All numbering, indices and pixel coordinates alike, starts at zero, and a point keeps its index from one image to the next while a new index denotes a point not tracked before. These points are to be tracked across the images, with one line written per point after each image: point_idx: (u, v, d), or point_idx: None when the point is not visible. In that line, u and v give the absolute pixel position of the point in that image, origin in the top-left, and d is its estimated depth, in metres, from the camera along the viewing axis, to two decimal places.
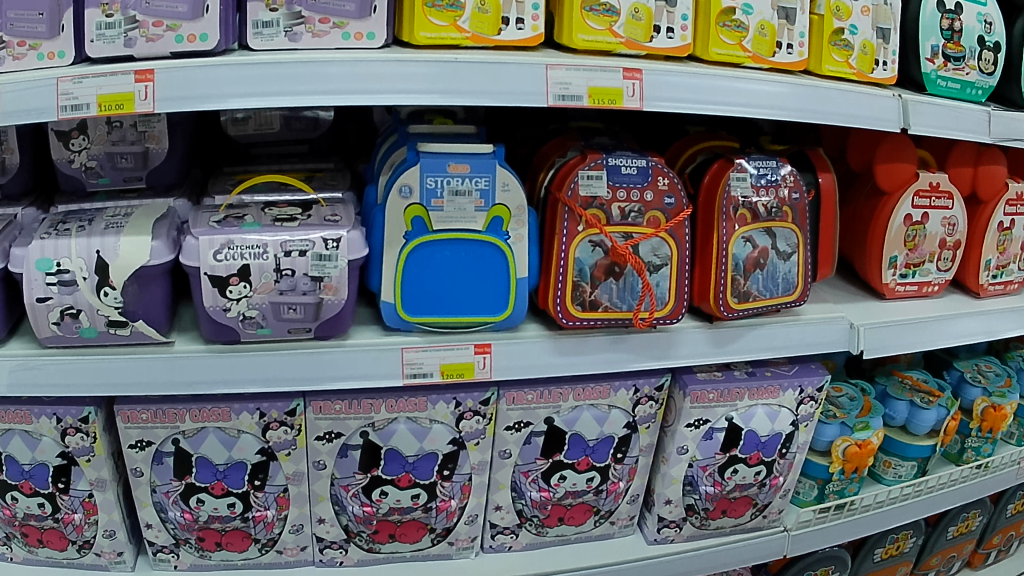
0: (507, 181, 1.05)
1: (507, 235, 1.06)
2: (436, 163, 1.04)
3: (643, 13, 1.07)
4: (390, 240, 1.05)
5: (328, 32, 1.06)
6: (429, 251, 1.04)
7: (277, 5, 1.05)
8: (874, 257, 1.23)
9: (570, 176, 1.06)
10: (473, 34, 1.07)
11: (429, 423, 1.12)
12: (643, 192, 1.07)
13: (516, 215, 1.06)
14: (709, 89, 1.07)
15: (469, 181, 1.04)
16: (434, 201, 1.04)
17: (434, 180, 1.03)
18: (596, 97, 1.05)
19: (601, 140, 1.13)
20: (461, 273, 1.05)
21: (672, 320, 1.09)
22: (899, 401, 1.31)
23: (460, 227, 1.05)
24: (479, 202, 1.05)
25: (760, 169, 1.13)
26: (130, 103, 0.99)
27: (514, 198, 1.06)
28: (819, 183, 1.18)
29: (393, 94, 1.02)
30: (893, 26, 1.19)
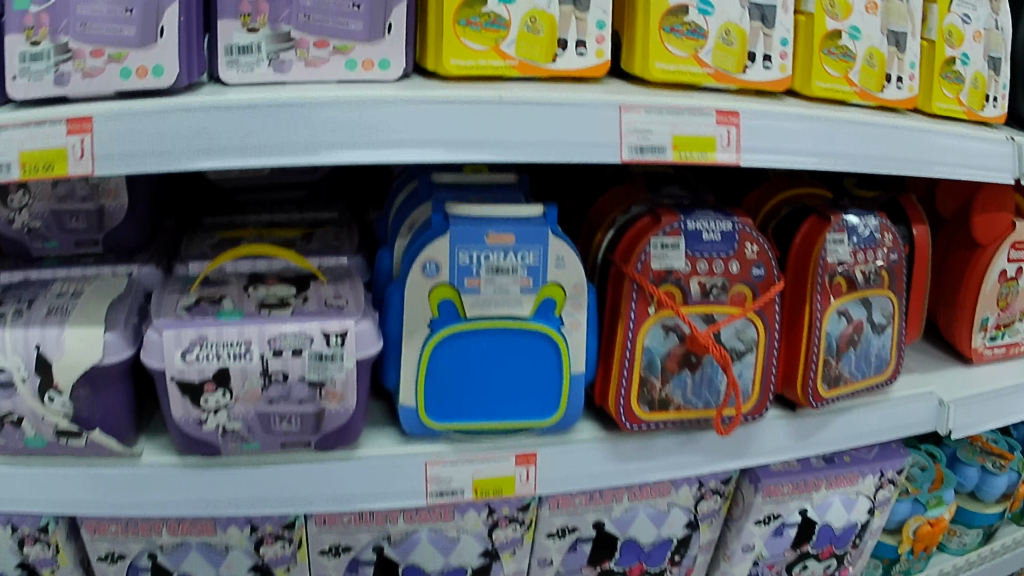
0: (561, 255, 0.84)
1: (559, 322, 0.86)
2: (473, 234, 0.82)
3: (736, 35, 0.86)
4: (410, 331, 0.84)
5: (328, 59, 0.82)
6: (459, 343, 0.84)
7: (256, 25, 0.80)
8: (964, 317, 1.04)
9: (639, 245, 0.86)
10: (520, 62, 0.84)
11: (457, 533, 0.93)
12: (728, 263, 0.87)
13: (572, 296, 0.85)
14: (811, 136, 0.86)
15: (513, 256, 0.83)
16: (467, 281, 0.82)
17: (470, 256, 0.82)
18: (683, 148, 0.83)
19: (673, 191, 0.92)
20: (501, 368, 0.85)
21: (758, 416, 0.92)
22: (970, 466, 1.12)
23: (502, 313, 0.84)
24: (527, 282, 0.83)
25: (860, 228, 0.94)
26: (61, 164, 0.77)
27: (570, 275, 0.85)
28: (913, 235, 0.99)
29: (420, 148, 0.79)
30: (1004, 54, 0.99)
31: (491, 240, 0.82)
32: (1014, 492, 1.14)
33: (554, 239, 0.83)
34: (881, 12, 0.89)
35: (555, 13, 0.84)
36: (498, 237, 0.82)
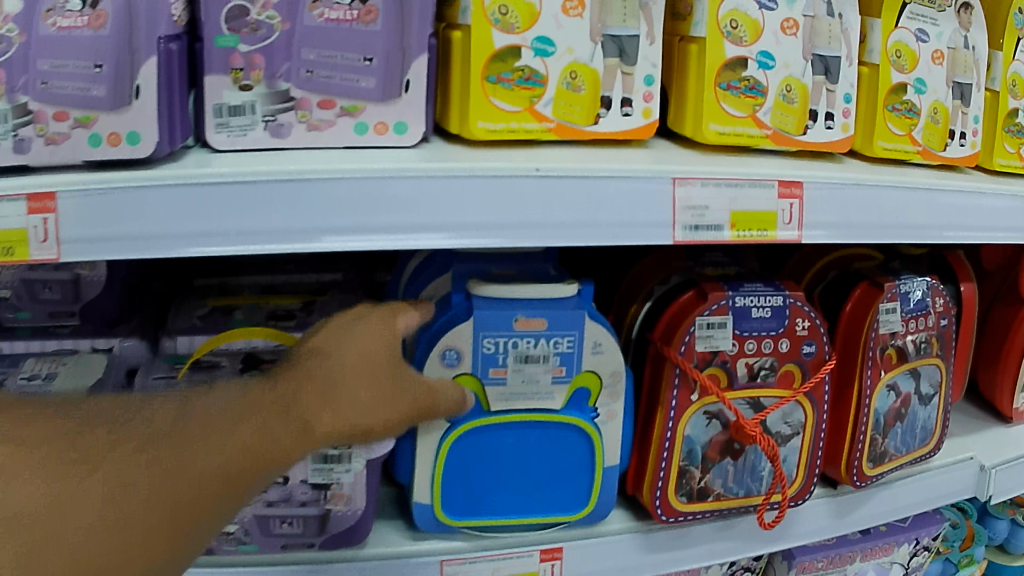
0: (598, 340, 0.76)
1: (594, 412, 0.78)
2: (501, 320, 0.73)
3: (797, 92, 0.77)
4: (426, 425, 0.75)
5: (334, 122, 0.70)
6: (482, 437, 0.76)
7: (250, 80, 0.69)
8: (1007, 377, 0.97)
9: (683, 325, 0.78)
10: (557, 124, 0.75)
11: None
12: (777, 342, 0.81)
13: (608, 385, 0.77)
14: (870, 207, 0.79)
15: (545, 344, 0.74)
16: (493, 371, 0.74)
17: (497, 344, 0.73)
18: (740, 225, 0.75)
19: (714, 257, 0.85)
20: (529, 463, 0.77)
21: (802, 498, 0.86)
22: (1000, 519, 1.04)
23: (531, 404, 0.76)
24: (559, 371, 0.75)
25: (914, 296, 0.86)
26: (21, 249, 0.61)
27: (607, 362, 0.76)
28: (960, 292, 0.92)
29: (455, 229, 0.68)
30: None
31: (521, 326, 0.73)
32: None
33: (590, 324, 0.75)
34: (947, 62, 0.83)
35: (598, 68, 0.75)
36: (528, 323, 0.73)
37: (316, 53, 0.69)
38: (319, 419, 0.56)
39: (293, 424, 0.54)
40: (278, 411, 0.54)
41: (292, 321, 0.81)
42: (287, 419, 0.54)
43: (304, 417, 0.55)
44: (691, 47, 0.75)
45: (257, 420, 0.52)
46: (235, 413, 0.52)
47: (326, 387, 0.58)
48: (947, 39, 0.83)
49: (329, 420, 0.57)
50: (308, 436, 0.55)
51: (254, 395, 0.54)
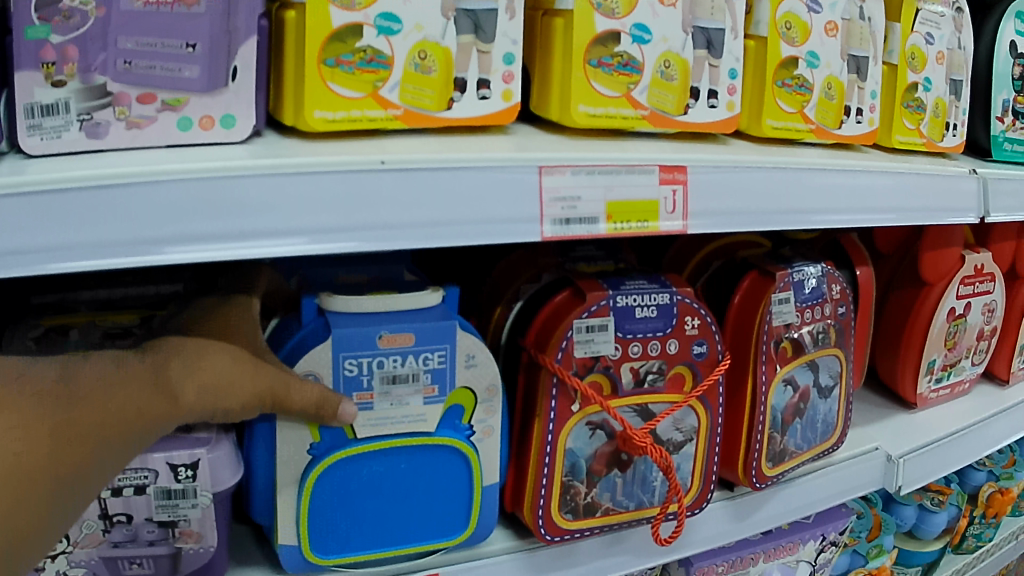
0: (470, 353, 0.68)
1: (468, 430, 0.70)
2: (363, 337, 0.64)
3: (676, 68, 0.71)
4: (285, 457, 0.65)
5: (155, 118, 0.55)
6: (352, 467, 0.66)
7: (64, 75, 0.53)
8: (911, 363, 0.93)
9: (559, 329, 0.71)
10: (405, 111, 0.67)
11: None
12: (664, 343, 0.75)
13: (484, 400, 0.70)
14: (764, 193, 0.73)
15: (413, 361, 0.66)
16: (357, 396, 0.65)
17: (361, 366, 0.65)
18: (618, 217, 0.67)
19: (586, 251, 0.80)
20: (402, 489, 0.68)
21: (697, 508, 0.80)
22: (907, 505, 0.99)
23: (403, 428, 0.67)
24: (432, 391, 0.67)
25: (807, 286, 0.81)
26: None
27: (479, 376, 0.69)
28: (856, 277, 0.87)
29: (310, 237, 0.57)
30: (965, 77, 0.87)
31: (385, 343, 0.65)
32: (955, 526, 1.02)
33: (462, 336, 0.67)
34: (841, 35, 0.77)
35: (451, 46, 0.67)
36: (393, 340, 0.65)
37: (135, 40, 0.54)
38: (182, 392, 0.55)
39: (156, 399, 0.54)
40: (146, 380, 0.54)
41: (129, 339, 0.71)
42: (155, 393, 0.55)
43: (174, 392, 0.55)
44: (556, 21, 0.67)
45: (128, 391, 0.54)
46: (109, 386, 0.53)
47: (202, 360, 0.57)
48: (841, 10, 0.76)
49: (194, 391, 0.56)
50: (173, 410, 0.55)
51: (125, 367, 0.55)
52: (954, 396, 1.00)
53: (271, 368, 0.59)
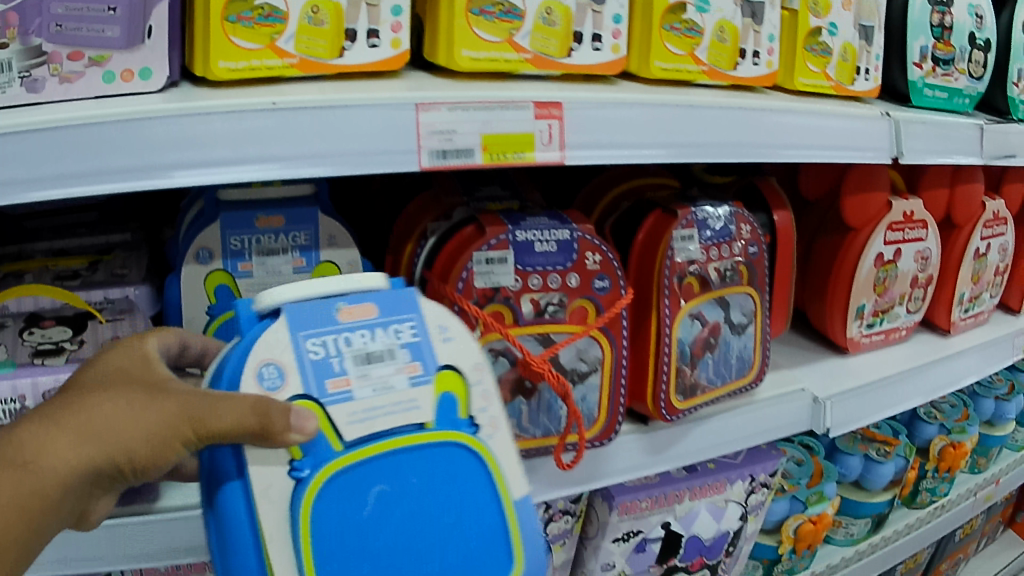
0: (442, 325, 0.60)
1: (469, 424, 0.59)
2: (319, 316, 0.57)
3: (558, 14, 0.75)
4: (271, 487, 0.52)
5: (83, 73, 0.60)
6: (348, 488, 0.54)
7: (6, 36, 0.57)
8: (838, 307, 0.94)
9: (459, 262, 0.75)
10: (301, 60, 0.74)
11: None
12: (565, 277, 0.78)
13: (475, 386, 0.60)
14: (650, 125, 0.77)
15: (382, 334, 0.58)
16: (330, 384, 0.55)
17: (327, 347, 0.56)
18: (494, 149, 0.73)
19: (492, 191, 0.83)
20: (415, 512, 0.56)
21: (605, 440, 0.82)
22: (853, 456, 1.02)
23: (405, 425, 0.57)
24: (415, 368, 0.58)
25: (716, 225, 0.84)
26: None
27: (459, 352, 0.60)
28: (774, 222, 0.89)
29: (211, 165, 0.63)
30: (878, 23, 0.90)
31: (345, 317, 0.58)
32: (902, 477, 1.03)
33: (426, 303, 0.60)
34: None
35: (341, 0, 0.74)
36: (353, 313, 0.58)
37: (64, 5, 0.58)
38: (38, 456, 0.47)
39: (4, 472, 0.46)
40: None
41: (77, 280, 0.77)
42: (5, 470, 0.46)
43: (30, 456, 0.47)
44: None
45: None
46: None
47: (63, 416, 0.48)
48: None
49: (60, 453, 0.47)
50: (33, 475, 0.46)
51: None
52: (891, 343, 1.01)
53: (180, 394, 0.50)
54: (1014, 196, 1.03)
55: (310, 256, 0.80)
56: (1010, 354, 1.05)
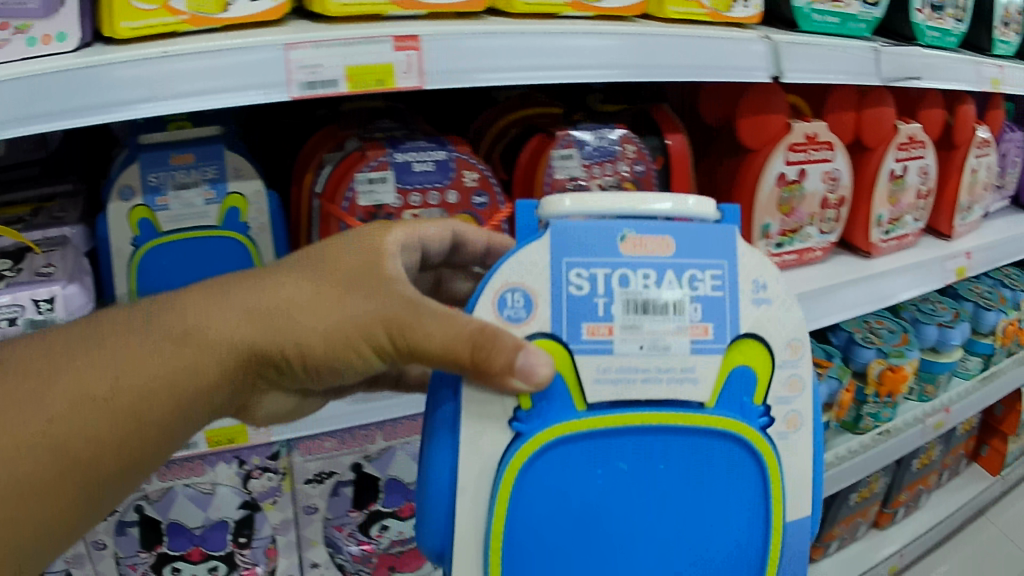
0: (759, 278, 0.61)
1: (760, 414, 0.61)
2: (593, 243, 0.58)
3: None
4: (482, 439, 0.57)
5: (7, 40, 0.62)
6: (562, 456, 0.58)
7: None
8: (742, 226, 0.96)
9: (344, 183, 0.82)
10: (191, 15, 0.78)
11: (211, 487, 0.87)
12: (444, 193, 0.85)
13: (784, 362, 0.61)
14: (529, 52, 0.81)
15: (682, 281, 0.59)
16: (584, 332, 0.57)
17: (593, 284, 0.58)
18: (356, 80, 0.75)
19: (384, 124, 0.87)
20: (640, 492, 0.59)
21: None
22: None
23: (662, 397, 0.59)
24: (703, 331, 0.59)
25: (596, 142, 0.87)
26: None
27: (771, 318, 0.61)
28: (666, 146, 0.91)
29: (120, 108, 0.65)
30: None
31: (631, 247, 0.58)
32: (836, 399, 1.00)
33: (745, 253, 0.60)
34: None
35: None
36: (642, 243, 0.59)
37: None
38: (202, 331, 0.53)
39: (163, 344, 0.53)
40: (150, 322, 0.54)
41: (21, 223, 0.87)
42: (184, 347, 0.53)
43: (195, 330, 0.53)
44: None
45: (144, 346, 0.53)
46: (117, 333, 0.53)
47: (244, 298, 0.54)
48: None
49: (228, 327, 0.54)
50: (193, 346, 0.53)
51: (155, 318, 0.54)
52: (807, 264, 1.02)
53: (388, 297, 0.54)
54: (932, 121, 1.04)
55: (218, 189, 0.87)
56: (940, 278, 1.05)
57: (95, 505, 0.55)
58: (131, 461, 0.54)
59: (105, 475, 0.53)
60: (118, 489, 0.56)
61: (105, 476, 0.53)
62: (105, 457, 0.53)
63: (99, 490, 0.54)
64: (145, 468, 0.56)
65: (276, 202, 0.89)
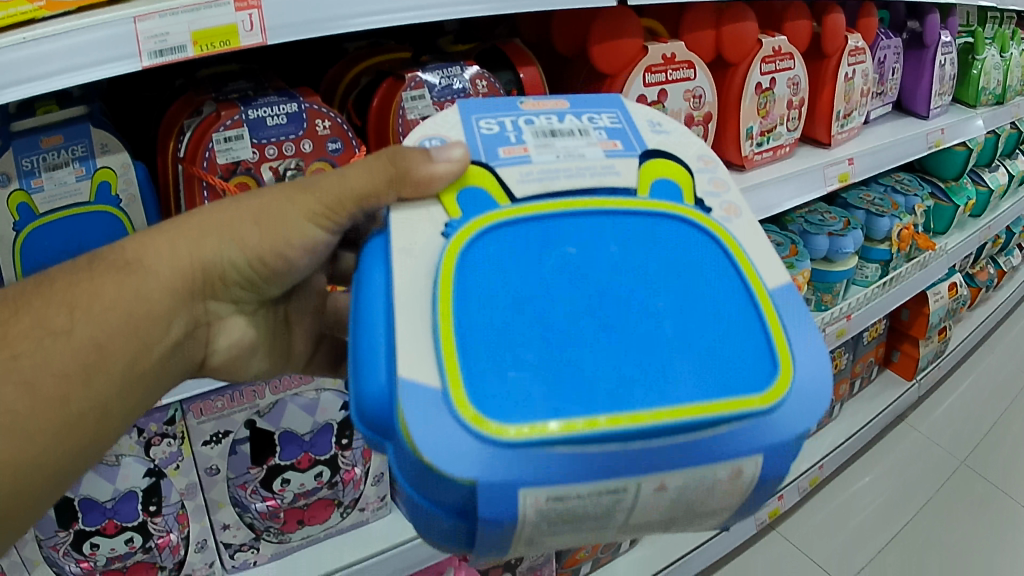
0: (651, 122, 0.58)
1: (705, 209, 0.53)
2: (497, 106, 0.58)
3: None
4: (413, 247, 0.48)
5: None
6: (492, 247, 0.48)
7: None
8: None
9: (200, 143, 0.80)
10: None
11: (115, 458, 0.81)
12: (299, 143, 0.84)
13: (701, 170, 0.55)
14: None
15: (574, 119, 0.56)
16: (499, 150, 0.54)
17: (502, 126, 0.56)
18: (204, 42, 0.68)
19: (238, 85, 0.86)
20: (601, 278, 0.47)
21: None
22: None
23: (600, 188, 0.52)
24: (611, 143, 0.55)
25: (443, 80, 0.86)
26: None
27: (674, 145, 0.57)
28: (520, 80, 0.91)
29: None
30: None
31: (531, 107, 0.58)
32: None
33: (632, 106, 0.59)
34: None
35: None
36: (541, 105, 0.58)
37: None
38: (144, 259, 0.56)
39: (110, 274, 0.54)
40: (103, 261, 0.55)
41: None
42: (146, 279, 0.56)
43: (139, 260, 0.56)
44: None
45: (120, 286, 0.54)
46: (67, 275, 0.53)
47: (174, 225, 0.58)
48: None
49: (163, 257, 0.57)
50: (149, 278, 0.56)
51: (102, 261, 0.55)
52: None
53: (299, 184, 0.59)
54: (798, 32, 1.04)
55: (89, 165, 0.80)
56: (822, 183, 1.05)
57: (74, 460, 0.53)
58: (103, 400, 0.53)
59: (81, 416, 0.52)
60: (100, 437, 0.54)
61: (82, 417, 0.52)
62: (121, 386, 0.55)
63: (83, 433, 0.53)
64: (116, 415, 0.55)
65: (143, 172, 0.86)
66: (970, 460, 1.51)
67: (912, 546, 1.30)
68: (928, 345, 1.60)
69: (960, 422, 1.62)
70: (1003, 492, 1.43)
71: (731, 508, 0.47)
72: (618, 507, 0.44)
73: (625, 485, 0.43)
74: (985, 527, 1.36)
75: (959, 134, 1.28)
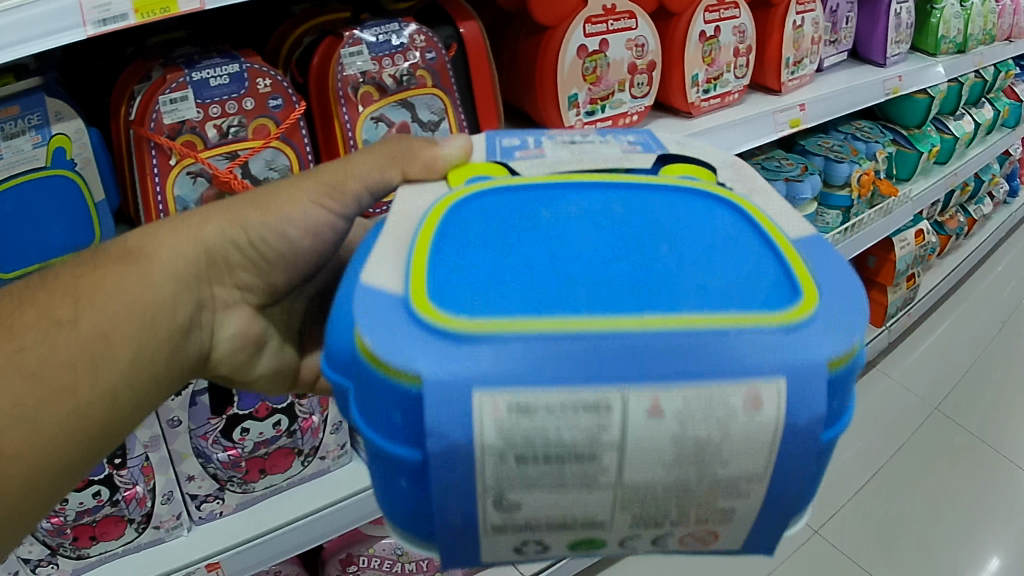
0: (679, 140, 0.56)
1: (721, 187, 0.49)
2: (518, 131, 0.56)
3: None
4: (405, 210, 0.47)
5: None
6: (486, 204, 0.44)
7: None
8: (550, 100, 0.95)
9: (146, 107, 0.81)
10: None
11: None
12: (241, 102, 0.85)
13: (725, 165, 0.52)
14: None
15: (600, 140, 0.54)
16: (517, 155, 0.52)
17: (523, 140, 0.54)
18: (144, 10, 0.69)
19: (185, 50, 0.87)
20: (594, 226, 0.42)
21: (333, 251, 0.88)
22: None
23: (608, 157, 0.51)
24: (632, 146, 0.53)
25: (380, 36, 0.88)
26: None
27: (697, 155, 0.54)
28: (460, 34, 0.94)
29: None
30: None
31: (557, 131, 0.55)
32: None
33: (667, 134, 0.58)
34: None
35: None
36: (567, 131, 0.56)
37: None
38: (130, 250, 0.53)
39: (110, 267, 0.51)
40: (97, 258, 0.52)
41: None
42: (145, 268, 0.52)
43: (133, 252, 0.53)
44: None
45: (117, 272, 0.51)
46: (68, 272, 0.50)
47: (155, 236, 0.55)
48: None
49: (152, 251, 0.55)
50: (144, 265, 0.53)
51: (95, 259, 0.52)
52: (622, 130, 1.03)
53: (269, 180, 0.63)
54: None
55: (44, 133, 0.80)
56: (772, 128, 1.07)
57: (82, 462, 0.48)
58: (113, 391, 0.48)
59: (93, 407, 0.47)
60: (108, 439, 0.49)
61: (92, 406, 0.47)
62: (145, 378, 0.51)
63: (91, 428, 0.48)
64: (129, 415, 0.50)
65: (97, 138, 0.85)
66: (943, 405, 1.64)
67: (894, 488, 1.44)
68: (897, 291, 1.69)
69: (932, 368, 1.75)
70: (984, 443, 1.55)
71: (763, 482, 0.38)
72: (605, 449, 0.36)
73: (607, 406, 0.36)
74: (972, 480, 1.47)
75: (918, 83, 1.30)
